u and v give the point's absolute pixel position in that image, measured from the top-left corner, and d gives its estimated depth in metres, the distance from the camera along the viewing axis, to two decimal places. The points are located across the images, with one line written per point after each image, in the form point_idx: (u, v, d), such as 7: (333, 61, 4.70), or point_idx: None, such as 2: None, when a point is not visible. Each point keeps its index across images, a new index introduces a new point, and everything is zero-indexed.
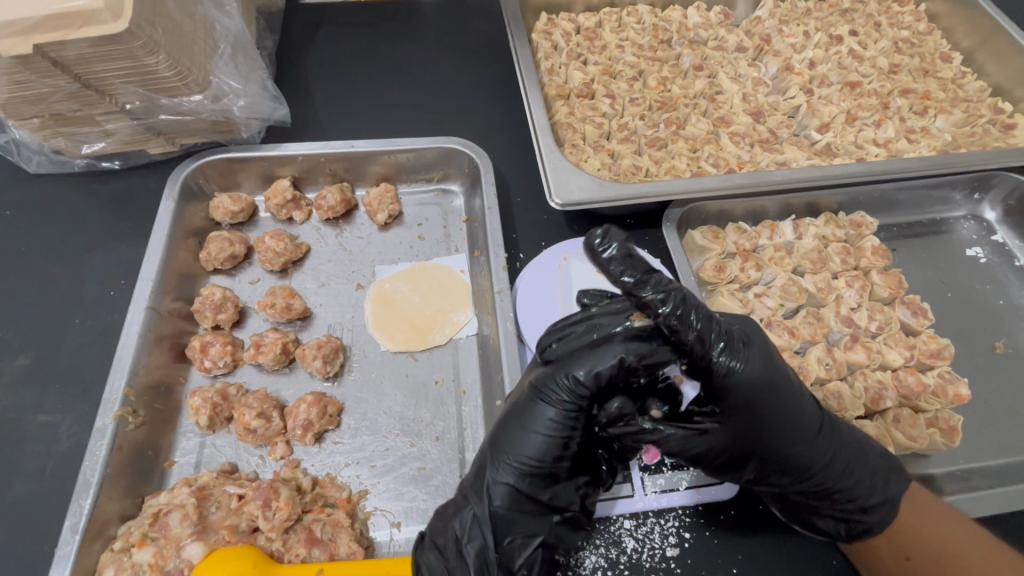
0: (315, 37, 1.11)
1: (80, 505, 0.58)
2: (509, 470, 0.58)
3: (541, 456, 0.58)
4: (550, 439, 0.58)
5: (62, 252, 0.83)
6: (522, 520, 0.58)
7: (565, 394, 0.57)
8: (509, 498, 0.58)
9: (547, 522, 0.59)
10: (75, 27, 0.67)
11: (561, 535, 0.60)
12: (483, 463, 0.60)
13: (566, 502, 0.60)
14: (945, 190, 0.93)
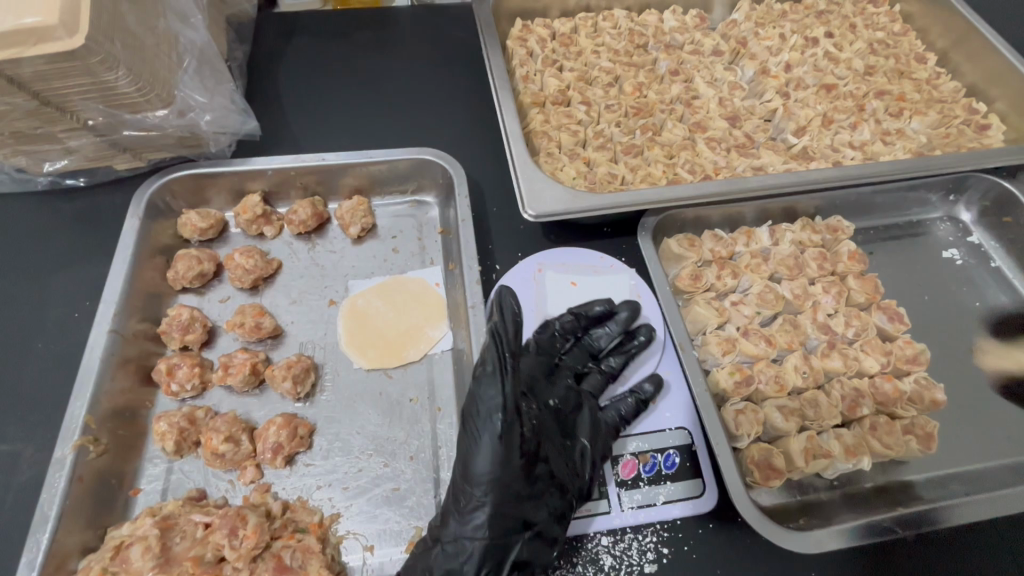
0: (287, 47, 1.10)
1: (37, 540, 0.56)
2: (476, 492, 0.58)
3: (500, 468, 0.58)
4: (501, 456, 0.58)
5: (24, 274, 0.81)
6: (497, 546, 0.58)
7: (502, 411, 0.58)
8: (482, 523, 0.57)
9: (518, 541, 0.58)
10: (29, 44, 0.65)
11: (540, 554, 0.59)
12: (456, 486, 0.60)
13: (536, 518, 0.59)
14: (921, 192, 0.93)
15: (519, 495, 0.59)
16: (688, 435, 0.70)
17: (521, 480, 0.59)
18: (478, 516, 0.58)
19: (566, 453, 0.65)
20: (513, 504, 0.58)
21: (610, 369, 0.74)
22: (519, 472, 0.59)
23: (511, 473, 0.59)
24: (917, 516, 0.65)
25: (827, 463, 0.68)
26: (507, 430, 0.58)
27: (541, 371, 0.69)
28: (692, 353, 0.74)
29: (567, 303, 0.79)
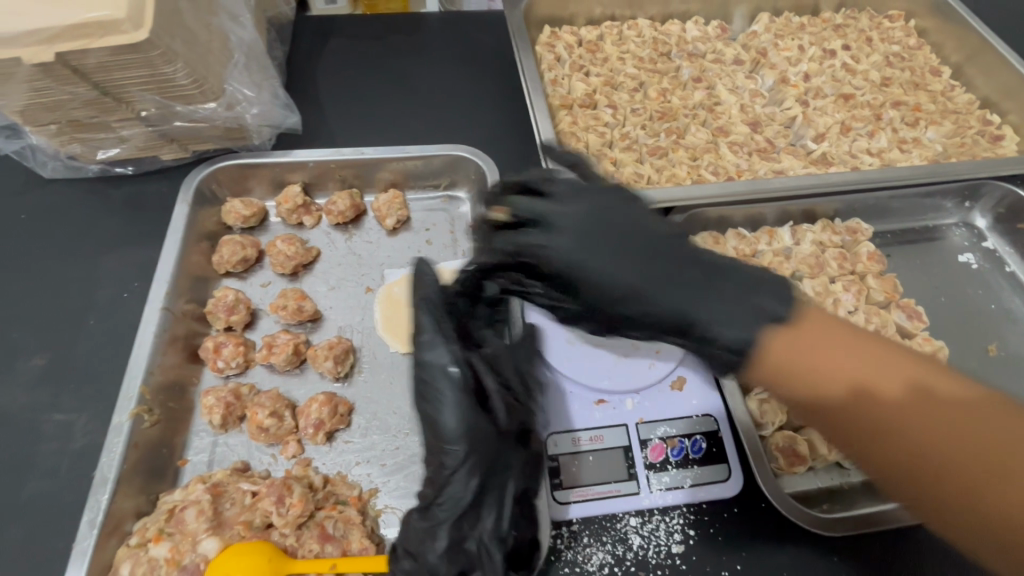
0: (324, 48, 1.14)
1: (99, 500, 0.59)
2: (451, 452, 0.60)
3: (470, 419, 0.61)
4: (465, 399, 0.62)
5: (76, 255, 0.85)
6: (489, 490, 0.62)
7: (453, 364, 0.63)
8: (468, 475, 0.60)
9: (508, 478, 0.62)
10: (96, 37, 0.69)
11: (532, 486, 0.64)
12: (432, 449, 0.62)
13: (516, 454, 0.63)
14: (937, 198, 0.96)
15: (494, 433, 0.62)
16: (714, 422, 0.72)
17: (489, 425, 0.62)
18: (455, 465, 0.60)
19: (520, 389, 0.69)
20: (494, 442, 0.62)
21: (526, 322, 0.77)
22: (484, 412, 0.63)
23: (480, 416, 0.62)
24: None
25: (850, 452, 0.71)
26: (464, 381, 0.63)
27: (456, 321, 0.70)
28: None
29: None
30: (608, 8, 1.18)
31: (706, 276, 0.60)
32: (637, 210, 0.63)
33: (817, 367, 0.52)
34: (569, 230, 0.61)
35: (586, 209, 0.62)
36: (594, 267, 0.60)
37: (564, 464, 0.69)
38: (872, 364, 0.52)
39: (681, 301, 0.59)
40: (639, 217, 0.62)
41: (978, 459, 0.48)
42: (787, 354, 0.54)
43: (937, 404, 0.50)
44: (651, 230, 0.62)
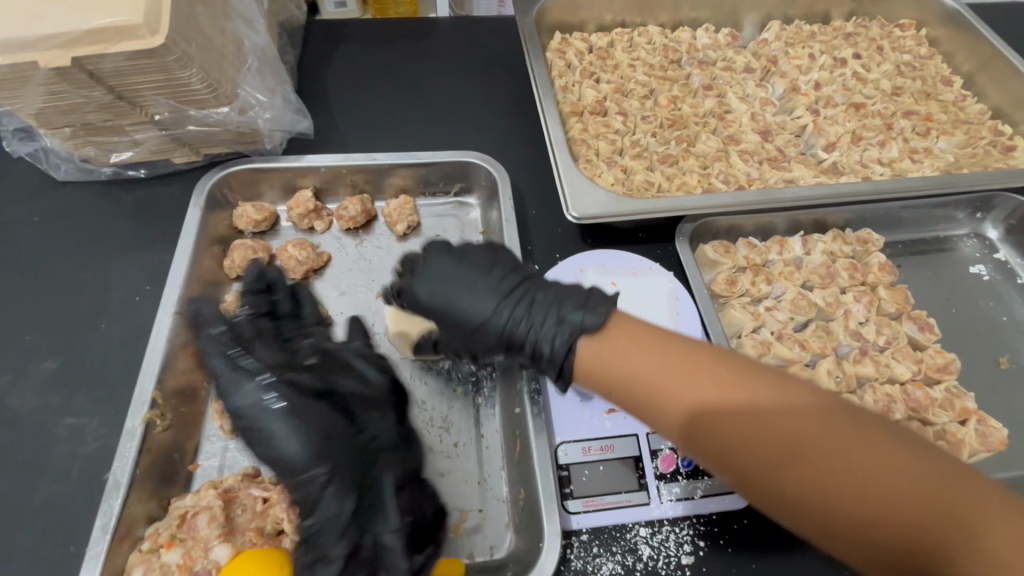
0: (335, 53, 1.14)
1: (110, 505, 0.59)
2: (314, 477, 0.58)
3: (326, 439, 0.59)
4: (312, 413, 0.60)
5: (88, 257, 0.85)
6: (370, 492, 0.60)
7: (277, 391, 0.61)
8: (338, 493, 0.58)
9: (382, 471, 0.61)
10: (113, 41, 0.69)
11: (409, 467, 0.64)
12: (292, 479, 0.59)
13: (380, 448, 0.63)
14: (949, 209, 0.96)
15: (349, 433, 0.61)
16: None
17: (346, 436, 0.60)
18: (325, 473, 0.58)
19: (367, 387, 0.66)
20: (348, 443, 0.60)
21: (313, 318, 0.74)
22: (337, 415, 0.61)
23: (332, 421, 0.60)
24: None
25: None
26: (295, 403, 0.60)
27: (272, 337, 0.67)
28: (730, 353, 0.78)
29: None
30: (619, 15, 1.18)
31: (542, 298, 0.64)
32: (452, 254, 0.68)
33: (663, 386, 0.54)
34: (422, 279, 0.67)
35: (444, 249, 0.69)
36: (457, 300, 0.65)
37: (574, 473, 0.69)
38: (719, 381, 0.52)
39: (506, 320, 0.64)
40: (481, 254, 0.68)
41: (806, 462, 0.48)
42: (633, 371, 0.55)
43: (774, 412, 0.50)
44: (475, 257, 0.68)
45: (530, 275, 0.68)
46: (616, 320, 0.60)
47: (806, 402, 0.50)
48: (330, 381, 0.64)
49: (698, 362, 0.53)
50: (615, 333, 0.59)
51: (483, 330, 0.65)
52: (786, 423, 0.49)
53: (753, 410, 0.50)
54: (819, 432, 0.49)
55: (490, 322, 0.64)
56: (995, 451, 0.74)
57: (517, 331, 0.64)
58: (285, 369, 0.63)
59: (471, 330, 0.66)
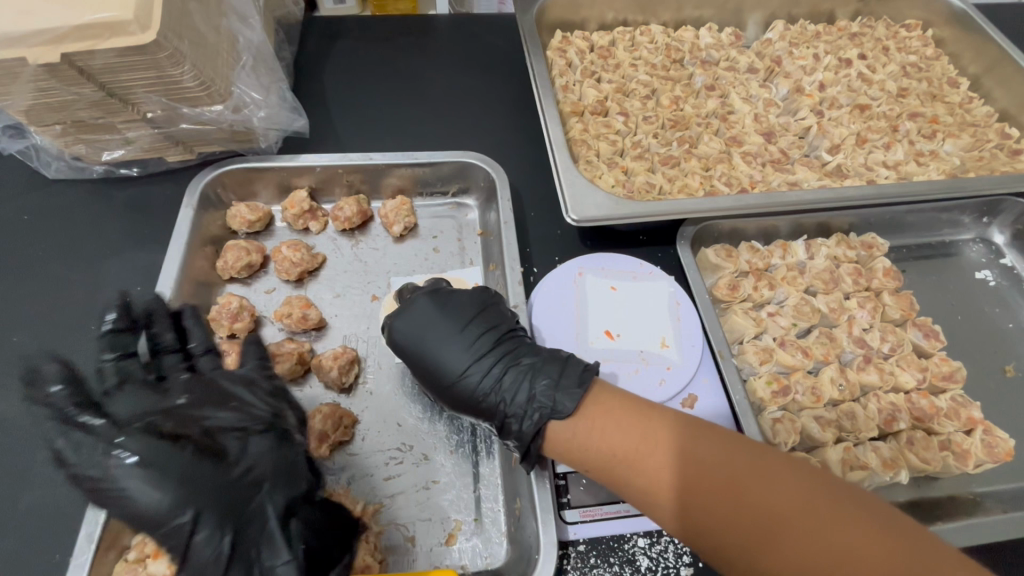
0: (332, 50, 1.13)
1: (96, 514, 0.58)
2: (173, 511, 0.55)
3: (129, 475, 0.55)
4: (162, 457, 0.56)
5: (79, 257, 0.84)
6: (238, 521, 0.57)
7: (100, 432, 0.56)
8: (178, 531, 0.55)
9: (260, 499, 0.59)
10: (104, 38, 0.67)
11: (292, 492, 0.61)
12: (198, 511, 0.56)
13: (258, 473, 0.60)
14: (955, 213, 0.94)
15: (216, 471, 0.58)
16: None
17: (171, 473, 0.55)
18: (188, 518, 0.55)
19: (239, 417, 0.63)
20: (217, 480, 0.57)
21: (200, 348, 0.71)
22: (203, 455, 0.58)
23: (194, 459, 0.57)
24: (954, 530, 0.65)
25: (864, 475, 0.69)
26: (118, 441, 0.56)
27: (141, 380, 0.63)
28: (731, 360, 0.77)
29: (606, 306, 0.81)
30: (621, 13, 1.16)
31: (520, 366, 0.66)
32: (440, 310, 0.70)
33: (639, 464, 0.56)
34: (405, 331, 0.69)
35: (430, 302, 0.71)
36: (436, 360, 0.68)
37: (571, 482, 0.68)
38: (685, 453, 0.55)
39: (479, 386, 0.66)
40: (468, 315, 0.70)
41: (788, 546, 0.48)
42: (611, 449, 0.58)
43: (752, 492, 0.51)
44: (464, 320, 0.69)
45: (512, 340, 0.69)
46: (595, 391, 0.62)
47: (774, 475, 0.52)
48: (198, 422, 0.61)
49: (672, 441, 0.56)
50: (594, 407, 0.61)
51: (456, 392, 0.67)
52: (762, 502, 0.50)
53: (730, 489, 0.52)
54: (799, 512, 0.49)
55: (465, 385, 0.66)
56: (1001, 462, 0.73)
57: (489, 398, 0.65)
58: (148, 416, 0.59)
59: (445, 389, 0.68)
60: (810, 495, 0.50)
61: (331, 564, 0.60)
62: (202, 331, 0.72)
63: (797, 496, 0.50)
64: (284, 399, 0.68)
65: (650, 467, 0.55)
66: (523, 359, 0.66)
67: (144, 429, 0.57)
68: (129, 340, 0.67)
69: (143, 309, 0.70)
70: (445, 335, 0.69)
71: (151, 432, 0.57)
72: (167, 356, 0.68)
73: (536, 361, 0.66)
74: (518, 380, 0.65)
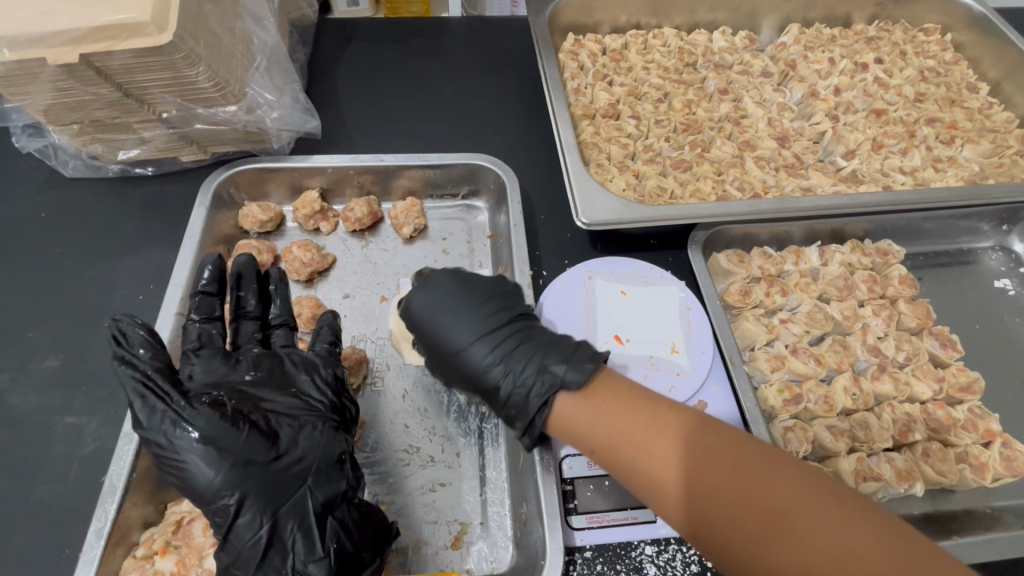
0: (345, 52, 1.13)
1: (106, 510, 0.59)
2: (222, 490, 0.54)
3: (189, 449, 0.54)
4: (223, 436, 0.55)
5: (94, 256, 0.84)
6: (283, 513, 0.56)
7: (165, 401, 0.55)
8: (224, 512, 0.55)
9: (301, 492, 0.57)
10: (121, 39, 0.68)
11: (336, 489, 0.59)
12: (247, 497, 0.55)
13: (306, 465, 0.58)
14: (973, 220, 0.92)
15: (267, 458, 0.57)
16: None
17: (226, 453, 0.55)
18: (233, 501, 0.54)
19: (297, 404, 0.63)
20: (266, 468, 0.56)
21: (278, 319, 0.72)
22: (256, 437, 0.57)
23: (249, 441, 0.56)
24: (972, 546, 0.63)
25: (877, 486, 0.68)
26: (183, 413, 0.55)
27: (218, 348, 0.66)
28: (742, 367, 0.76)
29: (616, 310, 0.80)
30: (634, 16, 1.16)
31: (530, 346, 0.65)
32: (452, 285, 0.69)
33: (647, 449, 0.54)
34: (420, 302, 0.69)
35: (450, 276, 0.71)
36: (447, 330, 0.67)
37: (578, 488, 0.67)
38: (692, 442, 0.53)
39: (485, 362, 0.65)
40: (481, 295, 0.69)
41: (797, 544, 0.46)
42: (620, 433, 0.55)
43: (757, 487, 0.49)
44: (475, 297, 0.69)
45: (526, 321, 0.68)
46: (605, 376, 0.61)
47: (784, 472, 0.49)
48: (260, 401, 0.62)
49: (680, 429, 0.54)
50: (604, 391, 0.59)
51: (465, 362, 0.66)
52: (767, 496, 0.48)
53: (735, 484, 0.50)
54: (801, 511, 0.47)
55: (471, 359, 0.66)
56: (1020, 476, 0.71)
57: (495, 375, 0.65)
58: (215, 387, 0.62)
59: (453, 362, 0.68)
60: (818, 499, 0.48)
61: (362, 567, 0.57)
62: (281, 304, 0.73)
63: (810, 501, 0.47)
64: (341, 387, 0.68)
65: (656, 451, 0.53)
66: (536, 338, 0.66)
67: (208, 404, 0.56)
68: (216, 303, 0.68)
69: (234, 271, 0.71)
70: (460, 306, 0.68)
71: (216, 409, 0.56)
72: (246, 323, 0.71)
73: (548, 341, 0.65)
74: (528, 355, 0.64)
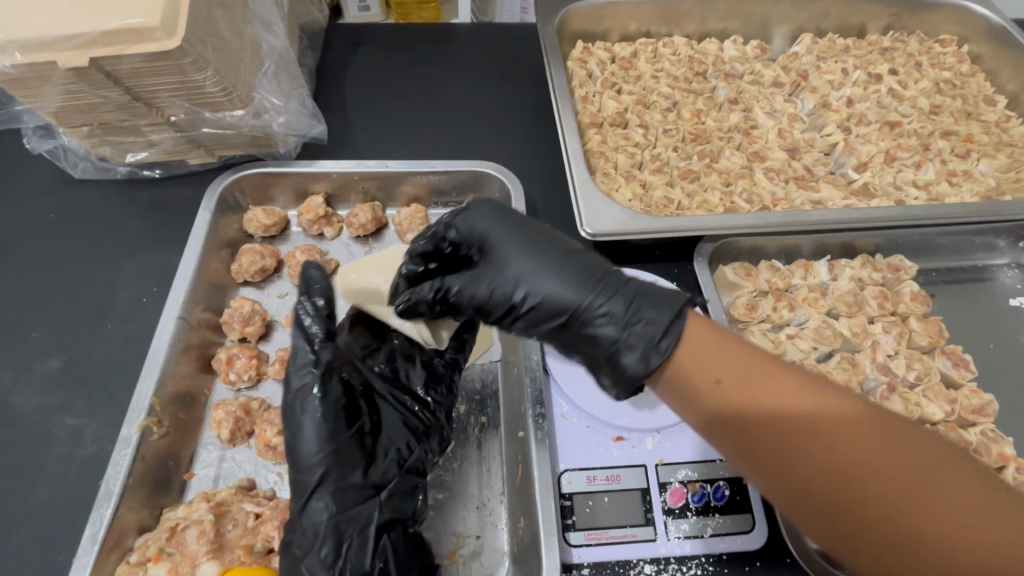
0: (354, 57, 1.13)
1: (101, 514, 0.59)
2: (306, 471, 0.60)
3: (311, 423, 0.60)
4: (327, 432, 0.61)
5: (99, 257, 0.85)
6: (351, 521, 0.60)
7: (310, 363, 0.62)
8: (311, 500, 0.59)
9: (374, 506, 0.62)
10: (130, 43, 0.69)
11: (399, 510, 0.63)
12: (318, 486, 0.60)
13: (387, 481, 0.63)
14: (988, 237, 0.89)
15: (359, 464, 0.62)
16: None
17: (337, 439, 0.61)
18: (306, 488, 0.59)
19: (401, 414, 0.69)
20: (353, 472, 0.61)
21: None
22: (354, 444, 0.62)
23: (346, 437, 0.62)
24: None
25: None
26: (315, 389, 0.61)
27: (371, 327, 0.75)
28: None
29: None
30: (643, 24, 1.15)
31: (607, 299, 0.59)
32: (503, 223, 0.65)
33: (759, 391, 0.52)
34: (478, 232, 0.65)
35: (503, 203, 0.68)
36: (500, 251, 0.63)
37: (577, 503, 0.66)
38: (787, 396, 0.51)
39: (549, 303, 0.60)
40: (532, 228, 0.65)
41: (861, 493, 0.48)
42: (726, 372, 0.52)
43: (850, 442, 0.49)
44: (512, 222, 0.65)
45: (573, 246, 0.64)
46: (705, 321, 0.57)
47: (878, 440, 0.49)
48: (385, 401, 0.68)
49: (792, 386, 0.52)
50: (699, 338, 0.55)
51: (521, 287, 0.61)
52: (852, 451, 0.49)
53: (805, 426, 0.50)
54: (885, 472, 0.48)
55: (541, 307, 0.61)
56: None
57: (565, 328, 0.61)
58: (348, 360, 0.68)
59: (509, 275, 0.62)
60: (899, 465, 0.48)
61: None
62: None
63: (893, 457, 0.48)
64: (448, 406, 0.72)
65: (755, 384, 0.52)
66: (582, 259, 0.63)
67: (333, 388, 0.62)
68: None
69: None
70: (525, 225, 0.65)
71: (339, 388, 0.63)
72: None
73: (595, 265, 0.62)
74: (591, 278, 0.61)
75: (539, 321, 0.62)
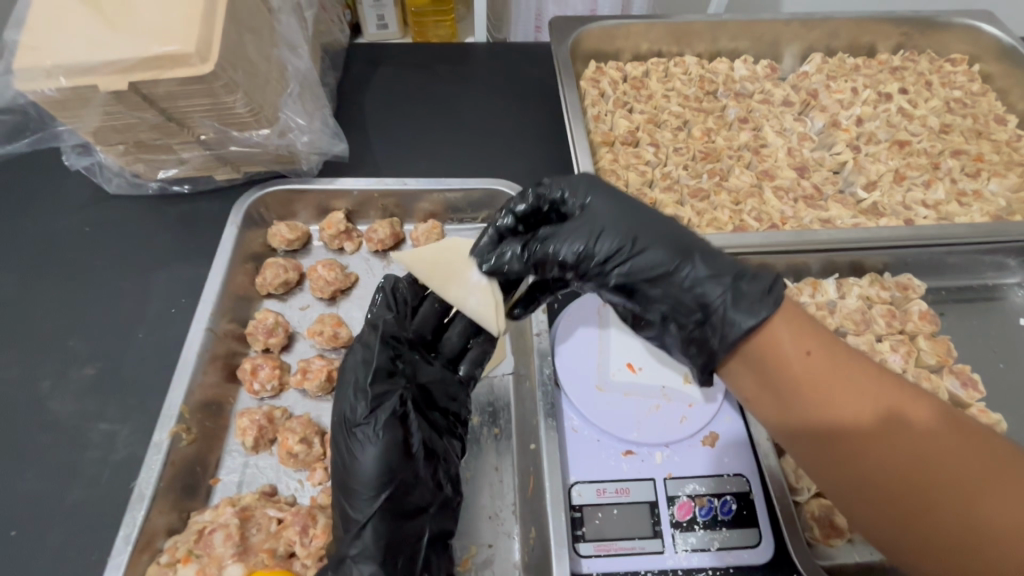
0: (373, 76, 1.17)
1: (134, 516, 0.62)
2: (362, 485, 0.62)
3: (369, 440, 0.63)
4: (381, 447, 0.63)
5: (132, 269, 0.89)
6: (399, 532, 0.63)
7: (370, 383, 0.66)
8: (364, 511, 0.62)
9: (422, 519, 0.64)
10: (166, 69, 0.73)
11: (444, 525, 0.66)
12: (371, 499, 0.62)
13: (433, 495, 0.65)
14: (998, 257, 0.90)
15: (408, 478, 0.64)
16: (745, 483, 0.70)
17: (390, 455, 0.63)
18: (361, 511, 0.62)
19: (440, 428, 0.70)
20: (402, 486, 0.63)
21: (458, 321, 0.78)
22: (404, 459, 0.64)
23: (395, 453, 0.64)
24: None
25: None
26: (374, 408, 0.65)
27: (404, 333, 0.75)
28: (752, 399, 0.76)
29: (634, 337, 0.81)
30: (655, 44, 1.18)
31: (700, 268, 0.63)
32: (602, 194, 0.68)
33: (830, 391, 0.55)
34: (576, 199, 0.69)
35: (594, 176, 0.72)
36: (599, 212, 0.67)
37: (586, 515, 0.68)
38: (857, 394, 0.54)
39: (642, 268, 0.64)
40: (625, 199, 0.68)
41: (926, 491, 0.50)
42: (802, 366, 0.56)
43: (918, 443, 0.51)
44: (610, 192, 0.69)
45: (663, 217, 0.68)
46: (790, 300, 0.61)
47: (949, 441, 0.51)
48: (423, 417, 0.69)
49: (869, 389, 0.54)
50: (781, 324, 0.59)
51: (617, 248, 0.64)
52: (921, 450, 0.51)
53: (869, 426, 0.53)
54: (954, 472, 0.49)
55: (641, 261, 0.64)
56: None
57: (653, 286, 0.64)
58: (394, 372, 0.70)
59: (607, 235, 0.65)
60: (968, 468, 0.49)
61: None
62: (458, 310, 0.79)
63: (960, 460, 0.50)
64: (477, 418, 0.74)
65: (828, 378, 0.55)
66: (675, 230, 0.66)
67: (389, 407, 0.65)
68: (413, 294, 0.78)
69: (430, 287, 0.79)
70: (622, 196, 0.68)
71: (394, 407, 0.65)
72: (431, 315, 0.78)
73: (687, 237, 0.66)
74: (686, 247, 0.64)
75: (636, 274, 0.64)
